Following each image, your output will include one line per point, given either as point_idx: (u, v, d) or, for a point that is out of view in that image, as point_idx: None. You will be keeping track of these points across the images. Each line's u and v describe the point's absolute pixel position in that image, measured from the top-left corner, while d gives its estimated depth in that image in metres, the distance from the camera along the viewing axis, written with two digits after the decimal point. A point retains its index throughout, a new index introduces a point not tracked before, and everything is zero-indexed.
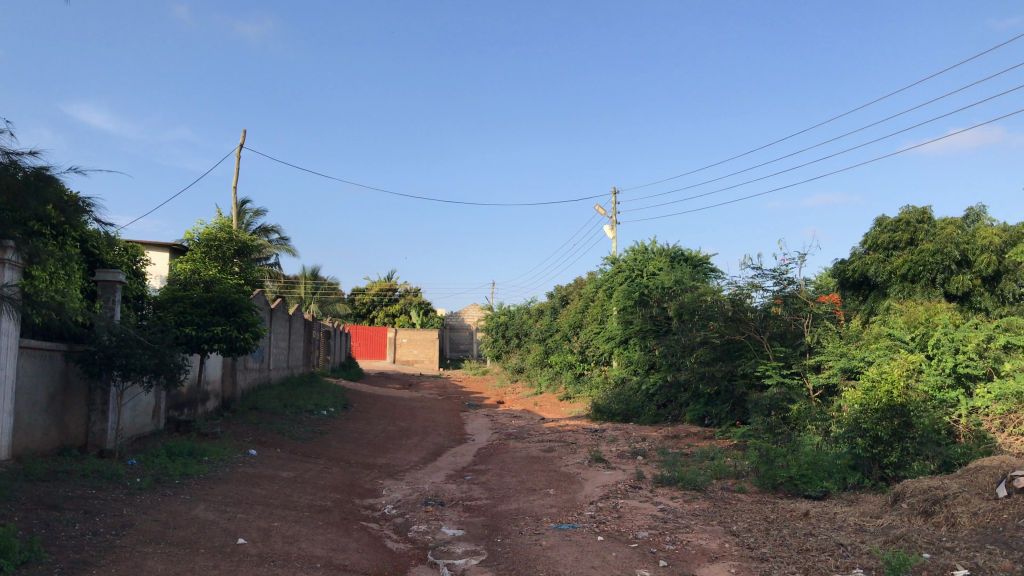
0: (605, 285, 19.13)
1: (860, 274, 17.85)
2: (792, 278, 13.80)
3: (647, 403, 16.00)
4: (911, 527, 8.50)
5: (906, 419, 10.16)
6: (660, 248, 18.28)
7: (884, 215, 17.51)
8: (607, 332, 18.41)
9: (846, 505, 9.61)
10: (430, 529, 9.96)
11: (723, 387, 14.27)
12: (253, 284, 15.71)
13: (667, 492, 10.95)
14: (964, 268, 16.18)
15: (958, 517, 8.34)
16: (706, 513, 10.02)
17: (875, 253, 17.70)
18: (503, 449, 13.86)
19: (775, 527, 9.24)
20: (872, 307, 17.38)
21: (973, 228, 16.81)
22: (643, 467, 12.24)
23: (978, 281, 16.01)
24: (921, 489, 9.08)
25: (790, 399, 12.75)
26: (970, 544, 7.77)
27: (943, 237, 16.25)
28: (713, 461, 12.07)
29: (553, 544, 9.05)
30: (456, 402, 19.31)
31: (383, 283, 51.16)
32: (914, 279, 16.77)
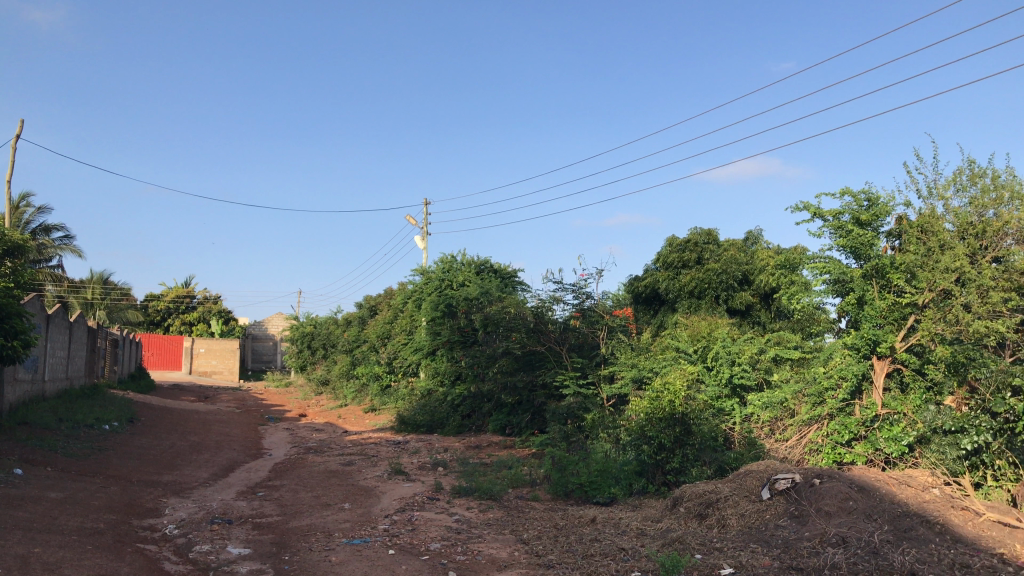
0: (415, 296, 19.06)
1: (651, 288, 18.82)
2: (591, 292, 14.36)
3: (451, 414, 16.09)
4: (687, 529, 8.97)
5: (686, 427, 10.79)
6: (467, 259, 18.48)
7: (675, 235, 18.65)
8: (415, 342, 18.33)
9: (630, 510, 10.04)
10: (213, 549, 9.45)
11: (525, 398, 14.63)
12: (26, 286, 14.39)
13: (463, 503, 10.99)
14: (745, 286, 17.38)
15: (728, 519, 8.88)
16: (499, 523, 10.14)
17: (665, 271, 18.75)
18: (300, 464, 13.45)
19: (563, 533, 9.50)
20: (663, 320, 18.27)
21: (754, 250, 18.22)
22: (441, 478, 12.25)
23: (756, 298, 17.19)
24: (697, 493, 9.63)
25: (585, 407, 13.19)
26: (736, 544, 8.31)
27: (727, 258, 17.52)
28: (510, 470, 12.28)
29: (343, 559, 8.82)
30: (255, 415, 18.57)
31: (181, 289, 48.66)
32: (700, 296, 17.87)
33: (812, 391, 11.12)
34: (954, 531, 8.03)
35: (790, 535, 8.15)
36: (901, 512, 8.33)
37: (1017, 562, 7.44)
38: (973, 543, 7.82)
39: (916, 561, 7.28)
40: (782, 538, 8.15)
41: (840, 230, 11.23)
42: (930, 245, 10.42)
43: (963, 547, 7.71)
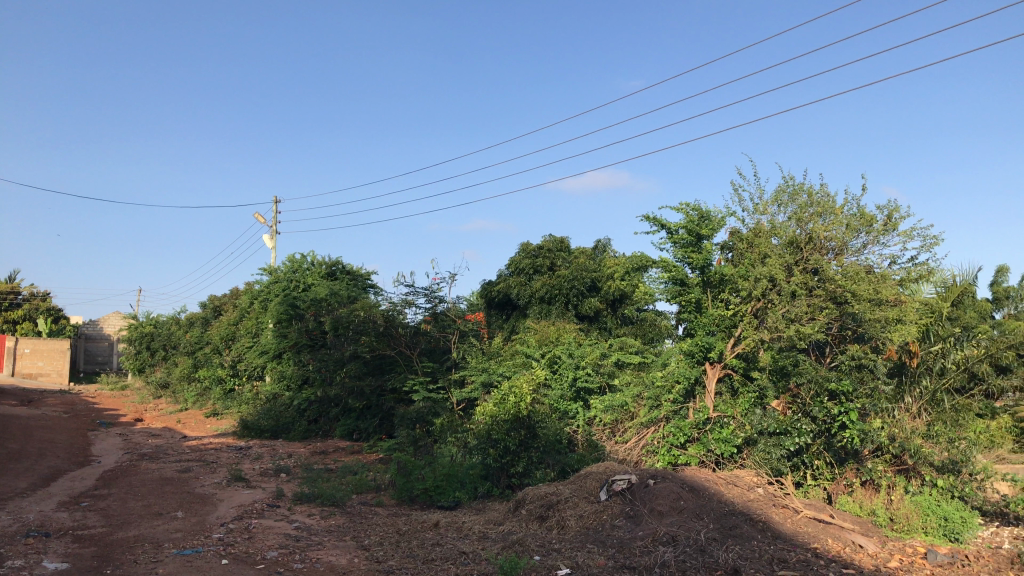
0: (262, 297, 18.44)
1: (503, 294, 19.01)
2: (444, 296, 14.28)
3: (297, 419, 15.71)
4: (527, 531, 9.07)
5: (531, 430, 10.96)
6: (317, 260, 18.08)
7: (528, 242, 19.00)
8: (261, 344, 17.73)
9: (473, 514, 10.08)
10: (27, 564, 8.79)
11: (374, 402, 14.48)
12: None
13: (304, 510, 10.70)
14: (593, 293, 17.82)
15: (567, 520, 9.05)
16: (340, 529, 9.93)
17: (517, 276, 19.02)
18: (132, 471, 12.73)
19: (405, 538, 9.41)
20: (514, 325, 18.48)
21: (601, 258, 18.79)
22: (283, 485, 11.89)
23: (604, 305, 17.67)
24: (538, 495, 9.78)
25: (434, 412, 13.14)
26: (573, 545, 8.47)
27: (577, 266, 17.99)
28: (355, 476, 12.08)
29: (171, 571, 8.39)
30: (84, 420, 17.44)
31: (6, 285, 45.21)
32: (550, 301, 18.16)
33: (650, 394, 11.58)
34: (774, 528, 8.51)
35: (625, 535, 8.40)
36: (727, 511, 8.76)
37: (829, 555, 7.98)
38: (791, 538, 8.32)
39: (739, 558, 7.66)
40: (618, 538, 8.38)
41: (677, 243, 11.69)
42: (754, 257, 11.33)
43: (782, 543, 8.17)
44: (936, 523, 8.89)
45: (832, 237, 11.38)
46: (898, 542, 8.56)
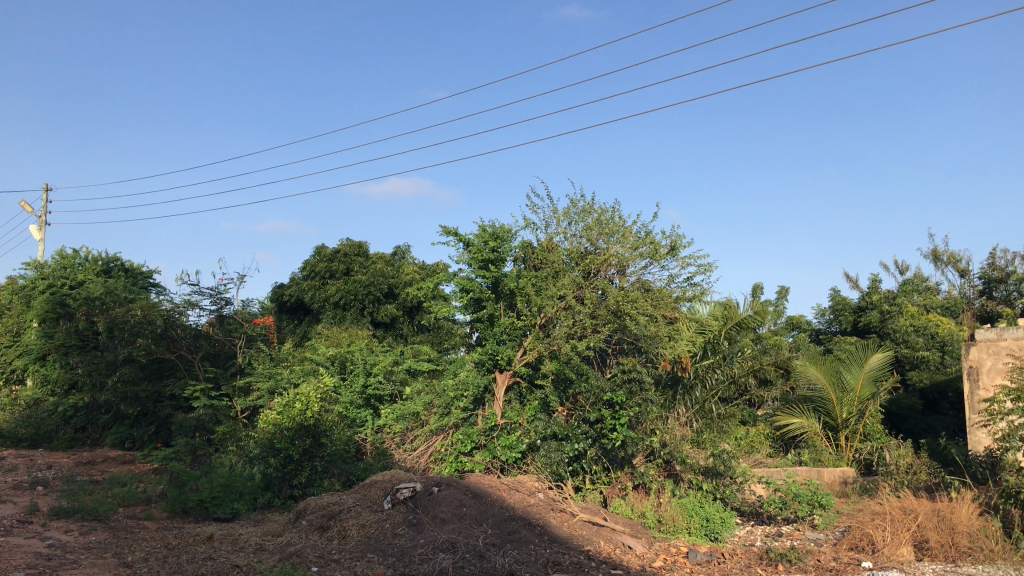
0: (24, 293, 16.85)
1: (296, 298, 18.44)
2: (231, 298, 13.72)
3: (62, 427, 14.47)
4: (306, 542, 8.78)
5: (317, 439, 10.67)
6: (91, 256, 16.83)
7: (323, 245, 18.58)
8: (22, 345, 16.17)
9: (251, 525, 9.68)
10: None
11: (149, 410, 13.57)
12: None
13: (60, 526, 9.80)
14: (390, 299, 17.85)
15: (348, 530, 8.85)
16: (101, 546, 9.18)
17: (311, 280, 18.50)
18: None
19: (173, 553, 8.84)
20: (306, 330, 17.98)
21: (399, 265, 18.73)
22: (38, 499, 10.84)
23: (401, 312, 17.75)
24: (320, 505, 9.53)
25: (216, 420, 12.52)
26: (354, 554, 8.27)
27: (374, 272, 17.86)
28: (124, 487, 11.25)
29: None
30: None
31: None
32: (345, 307, 17.89)
33: (441, 402, 11.58)
34: (551, 531, 8.77)
35: (407, 543, 8.32)
36: (508, 516, 8.93)
37: (599, 557, 8.32)
38: (566, 541, 8.59)
39: (515, 562, 7.81)
40: (398, 547, 8.28)
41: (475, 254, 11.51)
42: (546, 273, 11.97)
43: (558, 546, 8.43)
44: (699, 524, 9.52)
45: (617, 257, 12.19)
46: (663, 543, 9.08)
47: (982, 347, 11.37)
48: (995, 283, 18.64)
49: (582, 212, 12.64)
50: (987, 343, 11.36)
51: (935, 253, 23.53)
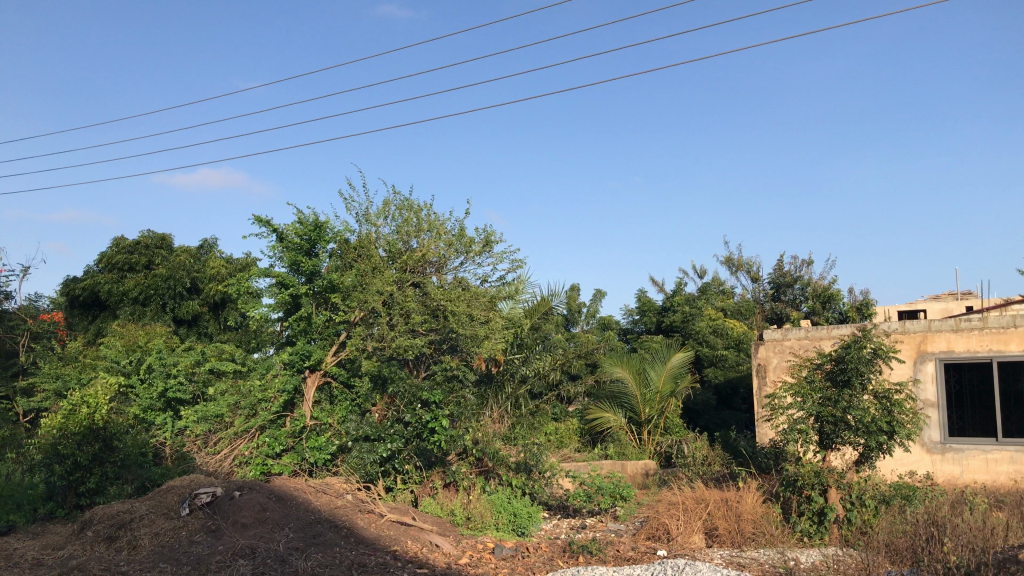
0: None
1: (88, 292, 17.12)
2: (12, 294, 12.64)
3: None
4: (91, 555, 8.14)
5: (107, 443, 9.98)
6: None
7: (122, 237, 17.41)
8: None
9: (28, 539, 8.90)
10: None
11: None
12: None
13: None
14: (193, 295, 17.25)
15: (140, 539, 8.29)
16: None
17: (106, 273, 17.26)
18: None
19: None
20: (99, 327, 16.72)
21: (205, 259, 17.89)
22: None
23: (204, 307, 17.20)
24: (109, 514, 8.84)
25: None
26: (144, 564, 7.73)
27: (175, 264, 17.17)
28: None
29: None
30: None
31: None
32: (144, 303, 16.93)
33: (246, 403, 11.07)
34: (358, 533, 8.64)
35: (204, 551, 7.87)
36: (313, 519, 8.73)
37: (406, 557, 8.28)
38: (372, 542, 8.50)
39: (318, 566, 7.63)
40: (194, 555, 7.81)
41: (288, 248, 10.96)
42: (366, 268, 11.83)
43: (364, 548, 8.31)
44: (506, 519, 9.73)
45: (435, 254, 12.52)
46: (471, 539, 9.19)
47: (769, 347, 12.27)
48: (782, 287, 20.22)
49: (398, 211, 12.83)
50: (773, 343, 12.26)
51: (732, 258, 25.20)
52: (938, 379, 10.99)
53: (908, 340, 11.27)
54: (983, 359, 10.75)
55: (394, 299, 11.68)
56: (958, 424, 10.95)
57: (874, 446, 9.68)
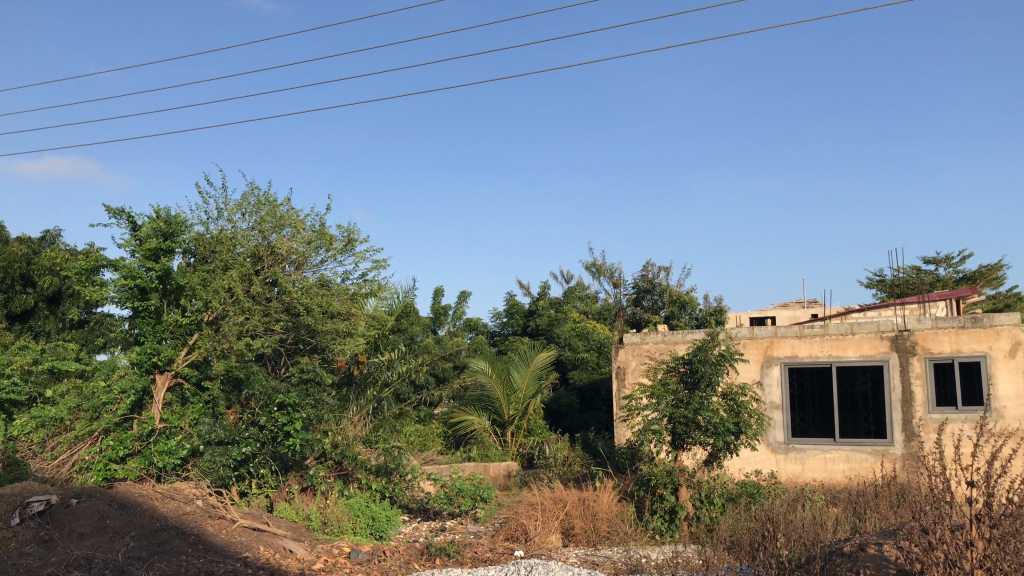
0: None
1: None
2: None
3: None
4: None
5: None
6: None
7: None
8: None
9: None
10: None
11: None
12: None
13: None
14: (28, 289, 16.08)
15: None
16: None
17: None
18: None
19: None
20: None
21: (44, 250, 16.74)
22: None
23: (41, 302, 16.07)
24: None
25: None
26: None
27: (9, 255, 15.96)
28: None
29: None
30: None
31: None
32: None
33: (89, 405, 10.22)
34: (206, 540, 8.31)
35: (34, 562, 7.33)
36: (159, 527, 8.33)
37: (257, 563, 8.04)
38: (222, 550, 8.20)
39: None
40: (23, 567, 7.27)
41: (141, 240, 10.31)
42: (215, 263, 11.51)
43: (212, 555, 8.01)
44: (364, 523, 9.63)
45: (292, 250, 12.34)
46: (327, 544, 9.01)
47: (628, 350, 12.61)
48: (642, 293, 20.90)
49: (255, 207, 12.57)
50: (632, 346, 12.60)
51: (596, 263, 25.82)
52: (782, 382, 11.60)
53: (756, 344, 11.84)
54: (824, 363, 11.38)
55: (243, 300, 11.41)
56: (802, 425, 11.52)
57: (721, 446, 10.16)
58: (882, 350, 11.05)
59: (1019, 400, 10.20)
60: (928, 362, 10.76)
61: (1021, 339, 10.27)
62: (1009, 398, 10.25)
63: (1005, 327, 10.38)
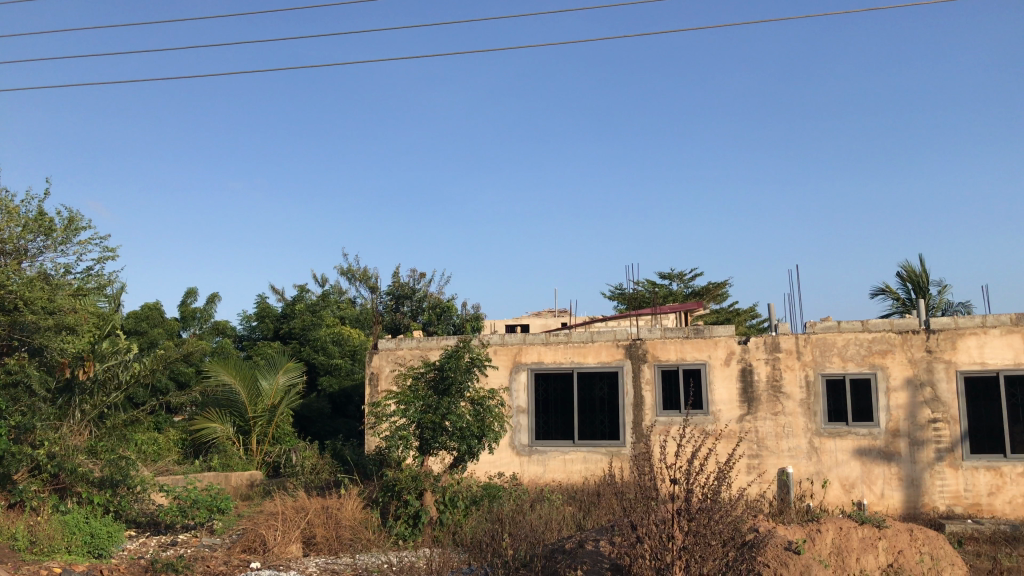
0: None
1: None
2: None
3: None
4: None
5: None
6: None
7: None
8: None
9: None
10: None
11: None
12: None
13: None
14: None
15: None
16: None
17: None
18: None
19: None
20: None
21: None
22: None
23: None
24: None
25: None
26: None
27: None
28: None
29: None
30: None
31: None
32: None
33: None
34: None
35: None
36: None
37: None
38: None
39: None
40: None
41: None
42: None
43: None
44: (81, 541, 8.86)
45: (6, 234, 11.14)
46: (34, 565, 8.16)
47: (383, 355, 12.55)
48: (400, 298, 20.99)
49: None
50: (386, 351, 12.55)
51: (349, 269, 25.50)
52: (528, 387, 12.08)
53: (505, 351, 12.24)
54: (566, 369, 11.96)
55: None
56: (545, 428, 11.99)
57: (464, 450, 10.34)
58: (618, 357, 11.79)
59: (731, 404, 11.17)
60: (656, 369, 11.58)
61: (735, 349, 11.26)
62: (723, 402, 11.20)
63: (723, 337, 11.35)
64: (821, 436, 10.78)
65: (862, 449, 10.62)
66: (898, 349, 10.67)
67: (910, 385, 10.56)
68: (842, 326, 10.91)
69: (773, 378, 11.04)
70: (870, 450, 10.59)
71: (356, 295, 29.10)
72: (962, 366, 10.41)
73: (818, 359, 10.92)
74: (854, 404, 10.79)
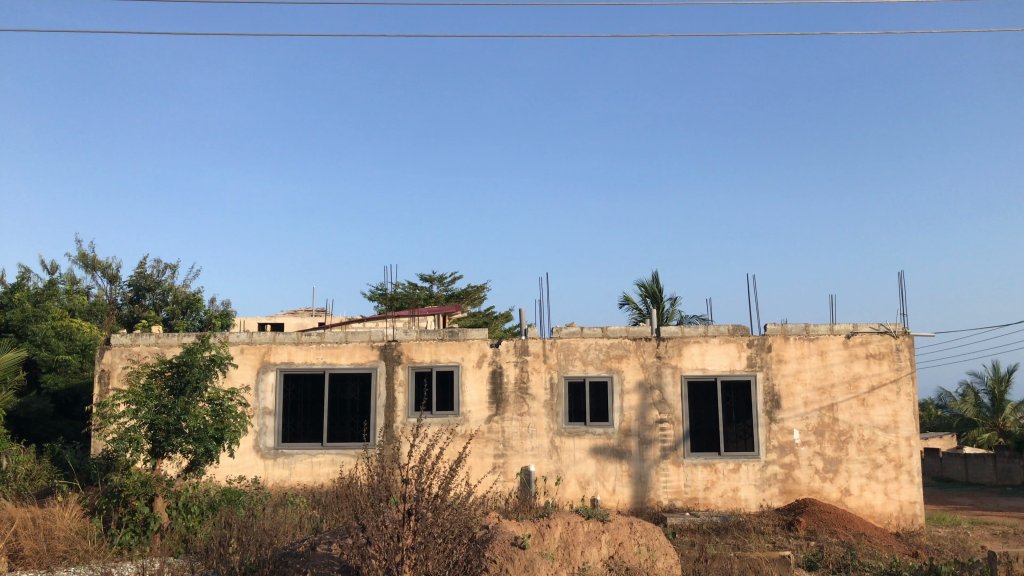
0: None
1: None
2: None
3: None
4: None
5: None
6: None
7: None
8: None
9: None
10: None
11: None
12: None
13: None
14: None
15: None
16: None
17: None
18: None
19: None
20: None
21: None
22: None
23: None
24: None
25: None
26: None
27: None
28: None
29: None
30: None
31: None
32: None
33: None
34: None
35: None
36: None
37: None
38: None
39: None
40: None
41: None
42: None
43: None
44: None
45: None
46: None
47: (115, 352, 11.59)
48: (142, 291, 19.63)
49: None
50: (119, 348, 11.61)
51: (86, 257, 23.51)
52: (276, 388, 11.65)
53: (253, 350, 11.74)
54: (318, 370, 11.68)
55: None
56: (292, 430, 11.63)
57: (201, 453, 9.81)
58: (371, 358, 11.68)
59: (480, 405, 11.43)
60: (409, 371, 11.59)
61: (486, 351, 11.53)
62: (473, 403, 11.44)
63: (475, 340, 11.58)
64: (561, 436, 11.30)
65: (597, 448, 11.26)
66: (632, 354, 11.43)
67: (642, 388, 11.35)
68: (584, 332, 11.52)
69: (521, 381, 11.44)
70: (604, 449, 11.25)
71: (92, 285, 26.89)
72: (686, 371, 11.33)
73: (562, 362, 11.44)
74: (593, 406, 11.42)
